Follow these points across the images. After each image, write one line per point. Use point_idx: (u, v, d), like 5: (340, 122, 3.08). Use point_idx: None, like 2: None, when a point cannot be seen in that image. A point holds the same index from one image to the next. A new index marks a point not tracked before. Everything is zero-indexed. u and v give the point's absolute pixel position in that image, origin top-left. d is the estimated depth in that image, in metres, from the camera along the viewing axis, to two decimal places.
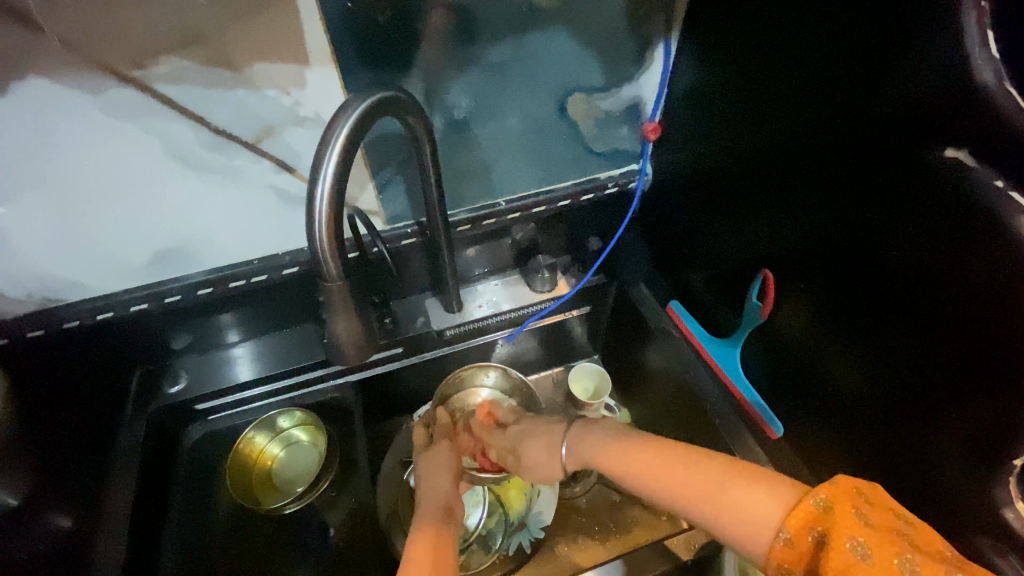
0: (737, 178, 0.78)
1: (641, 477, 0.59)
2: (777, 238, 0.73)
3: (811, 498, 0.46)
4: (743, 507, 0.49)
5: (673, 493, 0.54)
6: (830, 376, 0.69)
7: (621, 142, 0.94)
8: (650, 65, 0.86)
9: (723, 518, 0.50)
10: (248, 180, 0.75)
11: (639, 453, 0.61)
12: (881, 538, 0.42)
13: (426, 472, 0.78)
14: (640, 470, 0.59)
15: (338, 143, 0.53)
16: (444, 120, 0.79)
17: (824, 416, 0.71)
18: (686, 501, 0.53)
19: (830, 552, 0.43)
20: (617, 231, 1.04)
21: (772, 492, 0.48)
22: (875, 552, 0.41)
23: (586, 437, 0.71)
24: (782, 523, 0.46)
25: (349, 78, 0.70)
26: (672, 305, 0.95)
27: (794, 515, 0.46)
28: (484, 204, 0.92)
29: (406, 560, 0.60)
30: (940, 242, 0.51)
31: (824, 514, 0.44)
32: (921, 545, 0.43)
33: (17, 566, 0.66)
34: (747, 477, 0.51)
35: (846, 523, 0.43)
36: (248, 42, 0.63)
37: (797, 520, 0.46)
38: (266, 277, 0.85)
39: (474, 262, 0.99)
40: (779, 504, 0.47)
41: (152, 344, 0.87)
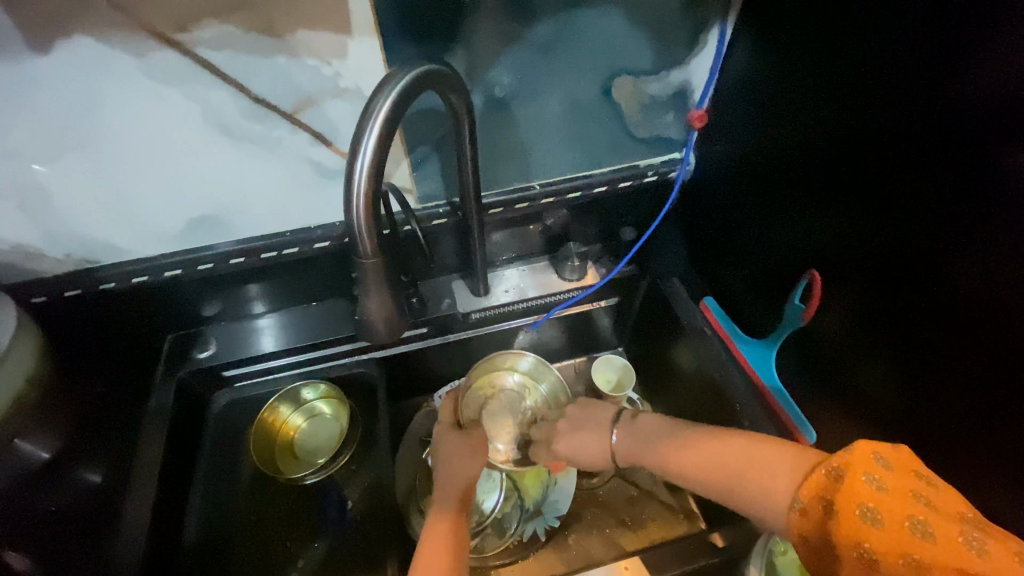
0: (786, 173, 0.74)
1: (686, 461, 0.63)
2: (825, 239, 0.69)
3: (824, 468, 0.48)
4: (763, 485, 0.53)
5: (706, 475, 0.59)
6: (872, 388, 0.66)
7: (664, 129, 0.90)
8: (703, 49, 0.81)
9: (747, 497, 0.54)
10: (285, 151, 0.74)
11: (676, 442, 0.66)
12: (893, 503, 0.44)
13: (450, 449, 0.80)
14: (688, 450, 0.63)
15: (380, 117, 0.52)
16: (484, 98, 0.77)
17: (861, 427, 0.68)
18: (725, 488, 0.57)
19: (837, 518, 0.45)
20: (653, 222, 1.01)
21: (787, 471, 0.52)
22: (886, 517, 0.44)
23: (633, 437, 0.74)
24: (796, 496, 0.50)
25: (391, 49, 0.68)
26: (706, 302, 0.93)
27: (806, 486, 0.49)
28: (519, 186, 0.89)
29: (423, 541, 0.66)
30: (1013, 254, 0.47)
31: (834, 483, 0.47)
32: (940, 507, 0.44)
33: (46, 519, 0.73)
34: (769, 459, 0.54)
35: (853, 492, 0.45)
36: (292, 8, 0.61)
37: (810, 491, 0.49)
38: (298, 250, 0.85)
39: (504, 246, 0.97)
40: (793, 481, 0.51)
41: (183, 311, 0.88)
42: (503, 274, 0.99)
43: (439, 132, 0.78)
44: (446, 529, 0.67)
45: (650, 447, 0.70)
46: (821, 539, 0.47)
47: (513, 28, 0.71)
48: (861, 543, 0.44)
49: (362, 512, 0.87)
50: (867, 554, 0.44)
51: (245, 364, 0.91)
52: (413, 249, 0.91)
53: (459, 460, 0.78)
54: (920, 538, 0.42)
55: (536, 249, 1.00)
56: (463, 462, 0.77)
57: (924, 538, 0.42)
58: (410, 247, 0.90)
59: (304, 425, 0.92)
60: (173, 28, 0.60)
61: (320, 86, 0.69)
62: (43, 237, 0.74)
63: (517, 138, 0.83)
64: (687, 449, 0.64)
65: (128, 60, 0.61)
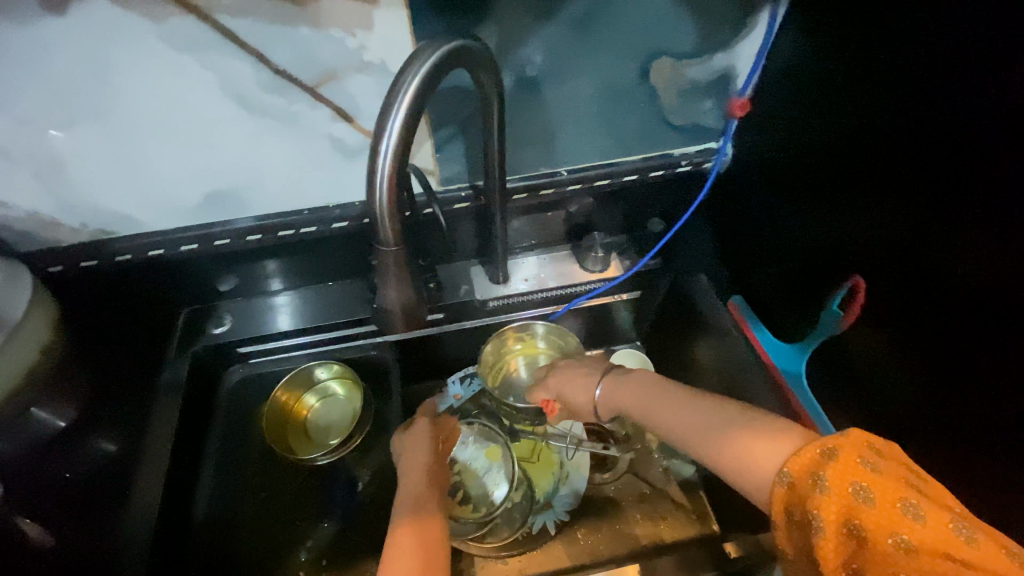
0: (832, 170, 0.69)
1: (668, 423, 0.61)
2: (868, 246, 0.65)
3: (818, 446, 0.45)
4: (750, 454, 0.50)
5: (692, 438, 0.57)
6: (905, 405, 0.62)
7: (702, 116, 0.85)
8: (751, 31, 0.75)
9: (730, 464, 0.51)
10: (306, 127, 0.71)
11: (665, 399, 0.63)
12: (886, 485, 0.42)
13: (403, 449, 0.78)
14: (669, 413, 0.61)
15: (408, 96, 0.48)
16: (514, 77, 0.73)
17: None
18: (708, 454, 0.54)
19: (829, 494, 0.42)
20: (682, 216, 0.97)
21: (776, 440, 0.49)
22: (878, 497, 0.41)
23: (620, 388, 0.72)
24: (782, 469, 0.47)
25: (419, 22, 0.64)
26: (734, 301, 0.91)
27: (796, 459, 0.46)
28: (544, 172, 0.86)
29: (388, 542, 0.59)
30: None
31: (826, 460, 0.44)
32: (930, 494, 0.42)
33: (59, 485, 0.73)
34: (759, 429, 0.51)
35: (848, 468, 0.43)
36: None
37: (797, 466, 0.46)
38: (315, 229, 0.83)
39: (526, 233, 0.94)
40: (783, 452, 0.48)
41: (199, 286, 0.87)
42: (524, 262, 0.96)
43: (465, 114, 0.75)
44: (409, 528, 0.61)
45: (635, 407, 0.68)
46: (804, 514, 0.44)
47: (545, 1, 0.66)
48: (851, 520, 0.41)
49: (371, 496, 0.86)
50: (855, 531, 0.41)
51: (259, 341, 0.90)
52: (431, 232, 0.88)
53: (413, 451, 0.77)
54: (911, 519, 0.40)
55: (558, 237, 0.96)
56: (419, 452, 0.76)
57: (915, 520, 0.40)
58: (429, 229, 0.88)
59: (317, 405, 0.91)
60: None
61: (343, 58, 0.65)
62: (60, 207, 0.73)
63: (545, 121, 0.79)
64: (671, 412, 0.61)
65: (145, 24, 0.58)
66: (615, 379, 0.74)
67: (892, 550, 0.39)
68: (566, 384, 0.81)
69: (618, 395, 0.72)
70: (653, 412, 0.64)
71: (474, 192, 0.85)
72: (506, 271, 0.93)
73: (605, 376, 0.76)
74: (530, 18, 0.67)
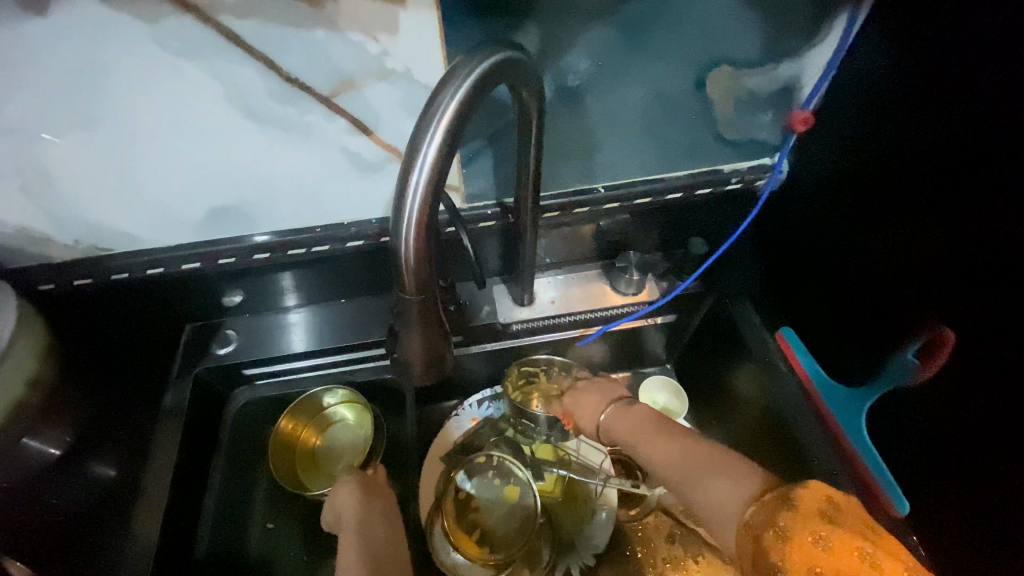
0: (917, 199, 0.60)
1: (657, 458, 0.63)
2: (958, 291, 0.57)
3: (780, 496, 0.49)
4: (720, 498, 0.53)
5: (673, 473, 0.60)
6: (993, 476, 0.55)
7: (758, 130, 0.76)
8: (823, 37, 0.67)
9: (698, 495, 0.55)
10: (320, 140, 0.63)
11: (649, 430, 0.67)
12: (842, 535, 0.46)
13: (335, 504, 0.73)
14: (646, 443, 0.66)
15: (442, 123, 0.41)
16: (554, 84, 0.65)
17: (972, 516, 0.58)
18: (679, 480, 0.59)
19: (789, 543, 0.46)
20: (729, 236, 0.87)
21: (743, 486, 0.52)
22: (835, 545, 0.45)
23: (621, 415, 0.71)
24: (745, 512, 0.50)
25: (449, 26, 0.57)
26: (783, 331, 0.80)
27: (759, 507, 0.49)
28: (580, 187, 0.77)
29: None
30: None
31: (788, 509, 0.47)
32: (879, 543, 0.46)
33: (45, 512, 0.69)
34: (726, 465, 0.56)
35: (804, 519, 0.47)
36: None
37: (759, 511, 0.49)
38: (328, 248, 0.76)
39: (554, 251, 0.86)
40: (746, 493, 0.52)
41: (202, 304, 0.81)
42: (552, 283, 0.89)
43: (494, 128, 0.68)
44: None
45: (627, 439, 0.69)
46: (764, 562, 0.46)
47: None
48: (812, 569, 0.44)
49: None
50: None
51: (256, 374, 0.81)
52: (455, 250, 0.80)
53: (344, 524, 0.70)
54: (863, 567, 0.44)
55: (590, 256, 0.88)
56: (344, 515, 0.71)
57: (868, 566, 0.44)
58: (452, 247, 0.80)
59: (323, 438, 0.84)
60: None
61: (364, 64, 0.57)
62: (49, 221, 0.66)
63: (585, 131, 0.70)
64: (665, 454, 0.63)
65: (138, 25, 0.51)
66: (624, 406, 0.72)
67: None
68: (578, 403, 0.77)
69: (620, 423, 0.71)
70: (642, 442, 0.66)
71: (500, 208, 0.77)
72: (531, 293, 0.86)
73: (612, 402, 0.74)
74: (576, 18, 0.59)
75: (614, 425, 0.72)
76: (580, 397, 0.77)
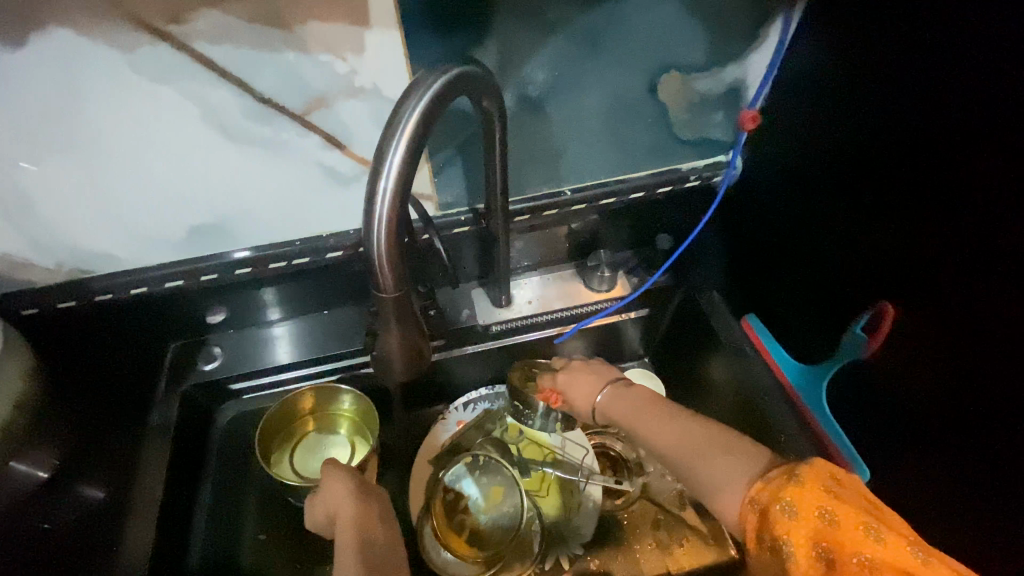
0: (855, 185, 0.65)
1: (661, 438, 0.66)
2: (899, 268, 0.61)
3: (787, 475, 0.50)
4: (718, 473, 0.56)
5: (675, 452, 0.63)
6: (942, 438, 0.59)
7: (712, 129, 0.81)
8: (762, 42, 0.72)
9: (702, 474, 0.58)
10: (295, 155, 0.67)
11: (653, 414, 0.69)
12: (848, 509, 0.47)
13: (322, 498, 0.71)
14: (649, 423, 0.69)
15: (406, 133, 0.44)
16: (518, 94, 0.69)
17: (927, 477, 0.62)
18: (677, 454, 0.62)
19: (797, 519, 0.47)
20: (692, 232, 0.92)
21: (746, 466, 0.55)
22: (842, 519, 0.46)
23: (618, 397, 0.75)
24: (749, 493, 0.52)
25: (413, 44, 0.60)
26: (748, 318, 0.85)
27: (763, 486, 0.51)
28: (548, 191, 0.81)
29: None
30: None
31: (792, 488, 0.49)
32: (890, 523, 0.46)
33: (38, 537, 0.69)
34: (731, 448, 0.58)
35: (799, 494, 0.48)
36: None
37: (759, 490, 0.51)
38: (308, 260, 0.79)
39: (527, 253, 0.90)
40: (745, 468, 0.55)
41: (186, 322, 0.82)
42: (526, 284, 0.92)
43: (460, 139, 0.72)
44: None
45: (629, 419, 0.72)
46: (765, 536, 0.49)
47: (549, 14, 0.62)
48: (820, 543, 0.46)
49: None
50: (822, 555, 0.46)
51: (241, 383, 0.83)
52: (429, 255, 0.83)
53: (338, 522, 0.67)
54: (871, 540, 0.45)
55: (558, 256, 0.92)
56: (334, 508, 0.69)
57: (875, 541, 0.45)
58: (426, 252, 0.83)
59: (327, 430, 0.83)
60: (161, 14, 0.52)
61: (331, 81, 0.61)
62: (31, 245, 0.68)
63: (547, 138, 0.75)
64: (669, 432, 0.65)
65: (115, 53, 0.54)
66: (617, 388, 0.76)
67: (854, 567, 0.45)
68: (572, 384, 0.81)
69: (615, 406, 0.75)
70: (640, 424, 0.69)
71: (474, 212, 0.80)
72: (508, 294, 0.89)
73: (609, 383, 0.78)
74: (533, 32, 0.63)
75: (610, 406, 0.75)
76: (573, 377, 0.81)
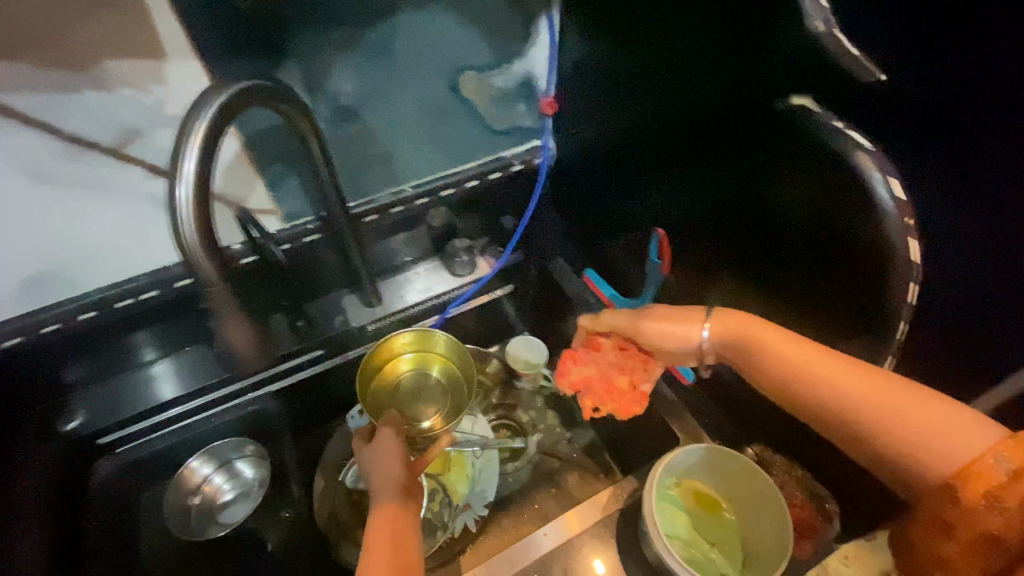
0: (629, 143, 0.79)
1: (747, 344, 0.57)
2: (670, 204, 0.74)
3: (961, 410, 0.45)
4: (922, 433, 0.46)
5: (776, 372, 0.54)
6: None
7: (520, 118, 0.96)
8: (535, 40, 0.88)
9: (907, 424, 0.46)
10: (109, 181, 0.68)
11: (690, 318, 0.62)
12: (1011, 444, 0.41)
13: (375, 464, 0.65)
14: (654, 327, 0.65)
15: (199, 137, 0.50)
16: (322, 98, 0.75)
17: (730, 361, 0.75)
18: (796, 390, 0.53)
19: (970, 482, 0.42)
20: (530, 208, 1.02)
21: (933, 415, 0.46)
22: (1015, 459, 0.41)
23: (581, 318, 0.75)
24: (998, 449, 0.42)
25: (216, 70, 0.66)
26: (587, 273, 0.97)
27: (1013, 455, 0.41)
28: (390, 192, 0.90)
29: (366, 545, 0.55)
30: (811, 180, 0.53)
31: (1002, 455, 0.41)
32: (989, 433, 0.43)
33: None
34: (933, 406, 0.46)
35: (964, 429, 0.44)
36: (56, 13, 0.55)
37: (1004, 453, 0.41)
38: (158, 293, 0.79)
39: (382, 251, 0.94)
40: (967, 429, 0.44)
41: (30, 386, 0.76)
42: (388, 281, 0.96)
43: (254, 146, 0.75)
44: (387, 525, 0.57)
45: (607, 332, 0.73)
46: (1000, 501, 0.41)
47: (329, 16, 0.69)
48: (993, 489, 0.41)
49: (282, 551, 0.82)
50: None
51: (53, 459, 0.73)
52: (272, 267, 0.84)
53: (372, 477, 0.64)
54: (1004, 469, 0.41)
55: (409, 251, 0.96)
56: (380, 468, 0.64)
57: (1002, 470, 0.41)
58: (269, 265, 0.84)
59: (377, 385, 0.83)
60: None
61: (122, 99, 0.62)
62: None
63: (355, 133, 0.82)
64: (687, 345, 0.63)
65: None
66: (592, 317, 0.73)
67: (985, 519, 0.41)
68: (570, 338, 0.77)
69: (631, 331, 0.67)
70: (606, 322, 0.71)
71: (304, 218, 0.85)
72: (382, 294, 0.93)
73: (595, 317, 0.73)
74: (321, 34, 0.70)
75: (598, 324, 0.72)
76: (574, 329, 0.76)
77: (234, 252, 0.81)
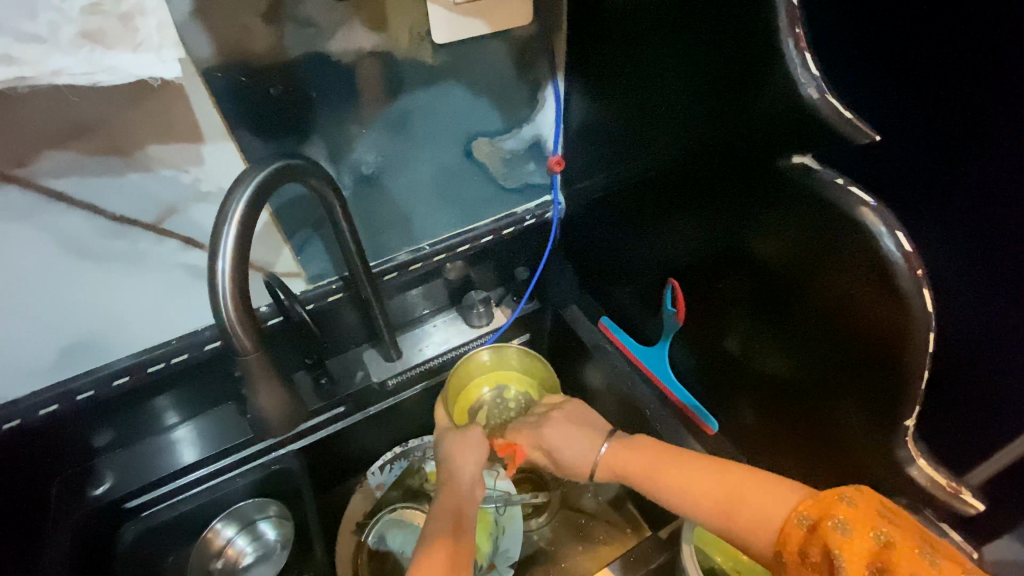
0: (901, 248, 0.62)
1: (668, 477, 0.55)
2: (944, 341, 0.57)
3: (872, 529, 0.40)
4: (760, 499, 0.47)
5: (690, 494, 0.53)
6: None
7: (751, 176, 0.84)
8: None
9: (742, 509, 0.48)
10: (372, 204, 0.71)
11: (677, 457, 0.57)
12: (902, 532, 0.40)
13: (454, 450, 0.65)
14: (666, 474, 0.56)
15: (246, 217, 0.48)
16: (535, 133, 0.79)
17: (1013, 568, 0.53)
18: (654, 485, 0.56)
19: (853, 534, 0.40)
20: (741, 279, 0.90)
21: (785, 494, 0.47)
22: (898, 541, 0.39)
23: (622, 449, 0.62)
24: (795, 508, 0.45)
25: (466, 110, 0.71)
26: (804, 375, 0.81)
27: (813, 503, 0.44)
28: (590, 243, 0.83)
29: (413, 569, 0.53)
30: None
31: (843, 504, 0.42)
32: (938, 549, 0.40)
33: None
34: (765, 482, 0.49)
35: (831, 505, 0.43)
36: (352, 54, 0.59)
37: (809, 506, 0.44)
38: (402, 315, 0.83)
39: (571, 291, 0.89)
40: (799, 499, 0.46)
41: (185, 391, 0.71)
42: (575, 323, 0.86)
43: (495, 168, 0.79)
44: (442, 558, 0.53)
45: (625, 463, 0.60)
46: (808, 553, 0.42)
47: (568, 52, 0.72)
48: (875, 563, 0.39)
49: None
50: (876, 572, 0.39)
51: (250, 461, 0.73)
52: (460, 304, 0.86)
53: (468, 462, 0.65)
54: (927, 564, 0.38)
55: (598, 308, 0.86)
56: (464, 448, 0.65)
57: (932, 566, 0.38)
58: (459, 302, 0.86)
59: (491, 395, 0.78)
60: (242, 88, 0.55)
61: (398, 135, 0.68)
62: (31, 330, 0.58)
63: (588, 168, 0.77)
64: None
65: (238, 159, 0.59)
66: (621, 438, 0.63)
67: None
68: None
69: None
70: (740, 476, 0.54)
71: (504, 240, 0.83)
72: (583, 381, 0.88)
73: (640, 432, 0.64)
74: (553, 65, 0.74)
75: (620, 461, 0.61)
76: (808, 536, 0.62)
77: (412, 307, 0.83)
